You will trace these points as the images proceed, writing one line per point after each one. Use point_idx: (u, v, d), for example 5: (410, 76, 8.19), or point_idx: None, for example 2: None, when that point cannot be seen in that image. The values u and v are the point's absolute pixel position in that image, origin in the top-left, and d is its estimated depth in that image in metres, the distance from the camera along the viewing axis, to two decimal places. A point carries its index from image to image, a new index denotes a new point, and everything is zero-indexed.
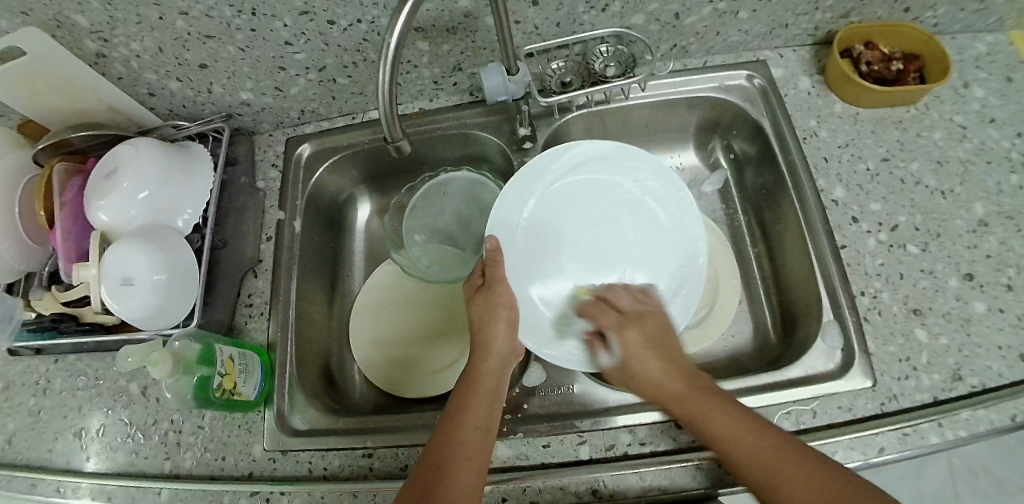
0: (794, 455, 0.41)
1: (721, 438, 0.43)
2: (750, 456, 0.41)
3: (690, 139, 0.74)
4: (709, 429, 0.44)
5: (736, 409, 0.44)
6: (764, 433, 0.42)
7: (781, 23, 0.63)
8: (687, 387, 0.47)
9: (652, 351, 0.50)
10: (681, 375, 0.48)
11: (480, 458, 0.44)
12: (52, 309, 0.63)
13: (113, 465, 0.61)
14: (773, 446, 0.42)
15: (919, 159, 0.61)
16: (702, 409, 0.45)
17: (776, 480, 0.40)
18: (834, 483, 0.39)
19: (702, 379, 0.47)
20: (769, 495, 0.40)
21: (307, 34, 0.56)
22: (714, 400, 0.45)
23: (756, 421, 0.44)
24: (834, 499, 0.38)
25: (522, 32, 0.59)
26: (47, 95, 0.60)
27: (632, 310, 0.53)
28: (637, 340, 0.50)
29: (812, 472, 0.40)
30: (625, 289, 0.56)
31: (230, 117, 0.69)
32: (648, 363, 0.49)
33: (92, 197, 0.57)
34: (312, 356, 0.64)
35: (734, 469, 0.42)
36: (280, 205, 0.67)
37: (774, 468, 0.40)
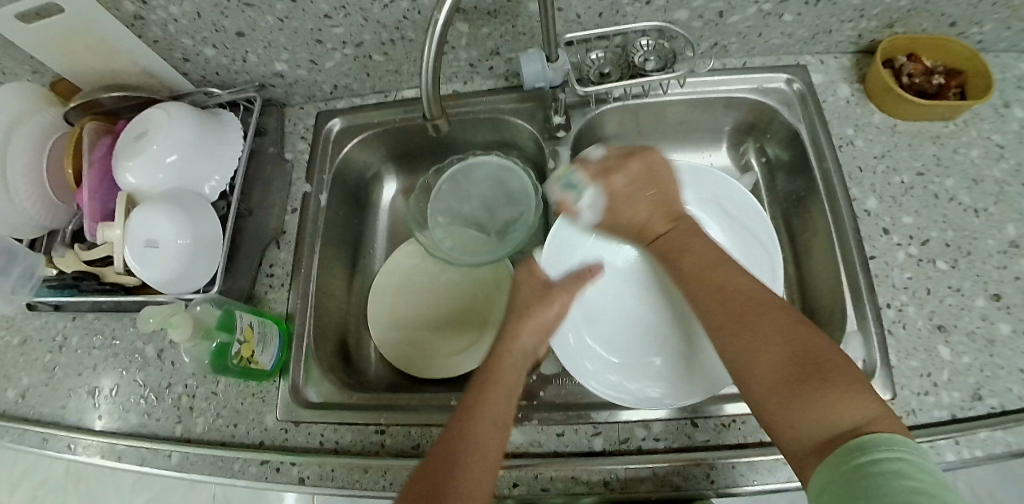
0: (776, 312, 0.41)
1: (693, 265, 0.47)
2: (717, 288, 0.44)
3: (723, 140, 0.73)
4: (683, 261, 0.49)
5: (736, 310, 0.42)
6: (761, 335, 0.40)
7: (825, 29, 0.62)
8: (711, 291, 0.44)
9: (643, 187, 0.54)
10: (665, 217, 0.53)
11: (493, 454, 0.43)
12: (74, 267, 0.63)
13: (125, 425, 0.62)
14: (755, 301, 0.42)
15: (954, 175, 0.60)
16: (690, 242, 0.50)
17: (742, 323, 0.41)
18: (805, 352, 0.38)
19: (714, 273, 0.45)
20: (730, 348, 0.41)
21: (346, 9, 0.55)
22: (697, 237, 0.50)
23: (748, 279, 0.44)
24: (790, 364, 0.38)
25: (563, 20, 0.58)
26: (83, 52, 0.60)
27: (643, 216, 0.54)
28: (637, 170, 0.54)
29: (785, 333, 0.39)
30: (642, 189, 0.54)
31: (263, 87, 0.69)
32: (637, 203, 0.54)
33: (120, 158, 0.58)
34: (329, 330, 0.64)
35: (697, 300, 0.45)
36: (307, 178, 0.67)
37: (749, 315, 0.41)
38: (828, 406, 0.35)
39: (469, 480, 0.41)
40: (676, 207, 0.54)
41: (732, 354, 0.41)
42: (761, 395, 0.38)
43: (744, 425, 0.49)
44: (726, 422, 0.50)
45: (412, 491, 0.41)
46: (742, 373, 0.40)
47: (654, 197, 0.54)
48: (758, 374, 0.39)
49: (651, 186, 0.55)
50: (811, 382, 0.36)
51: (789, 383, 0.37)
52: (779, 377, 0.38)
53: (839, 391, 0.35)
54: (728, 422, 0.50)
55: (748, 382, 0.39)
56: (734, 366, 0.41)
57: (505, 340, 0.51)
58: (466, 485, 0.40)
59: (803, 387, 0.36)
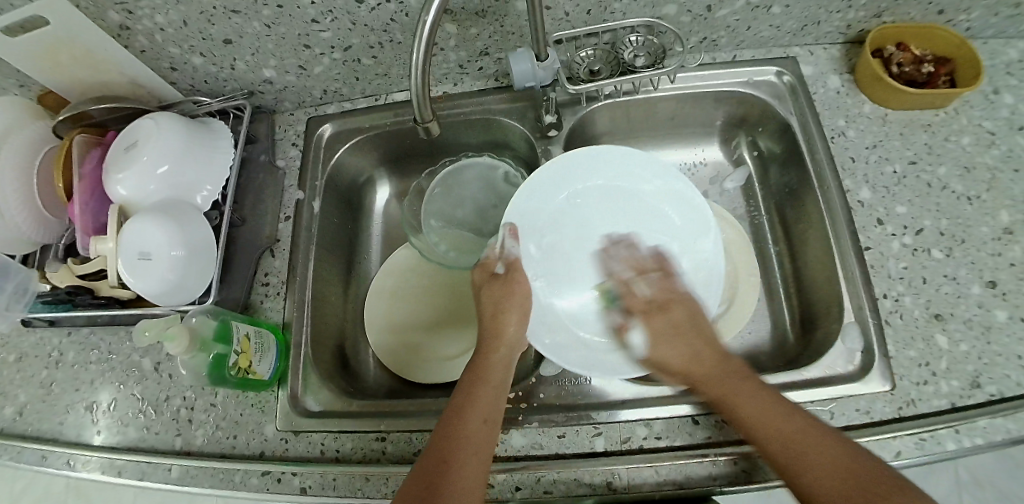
0: (807, 423, 0.42)
1: (758, 416, 0.43)
2: (765, 424, 0.42)
3: (715, 134, 0.73)
4: (743, 412, 0.43)
5: (799, 454, 0.40)
6: (824, 474, 0.39)
7: (813, 20, 0.62)
8: (785, 442, 0.41)
9: (676, 339, 0.49)
10: (707, 354, 0.48)
11: (483, 454, 0.44)
12: (67, 282, 0.62)
13: (124, 440, 0.61)
14: (788, 415, 0.42)
15: (947, 163, 0.60)
16: (726, 382, 0.46)
17: (797, 446, 0.40)
18: (850, 462, 0.39)
19: (768, 414, 0.42)
20: (796, 469, 0.40)
21: (334, 13, 0.55)
22: (728, 370, 0.47)
23: (775, 396, 0.44)
24: (847, 479, 0.38)
25: (552, 19, 0.58)
26: (69, 64, 0.59)
27: (692, 365, 0.48)
28: (665, 327, 0.50)
29: (830, 448, 0.40)
30: (684, 341, 0.49)
31: (252, 94, 0.69)
32: (675, 343, 0.49)
33: (110, 170, 0.57)
34: (326, 337, 0.64)
35: (754, 440, 0.42)
36: (299, 185, 0.67)
37: (792, 433, 0.41)
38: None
39: (461, 480, 0.41)
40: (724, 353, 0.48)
41: (807, 479, 0.39)
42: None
43: None
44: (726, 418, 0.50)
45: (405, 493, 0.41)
46: (813, 494, 0.38)
47: (703, 340, 0.49)
48: (819, 484, 0.38)
49: (696, 335, 0.49)
50: (859, 489, 0.37)
51: (856, 496, 0.37)
52: (838, 488, 0.38)
53: (895, 493, 0.37)
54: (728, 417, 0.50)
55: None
56: (807, 493, 0.39)
57: (490, 337, 0.52)
58: (458, 483, 0.41)
59: None
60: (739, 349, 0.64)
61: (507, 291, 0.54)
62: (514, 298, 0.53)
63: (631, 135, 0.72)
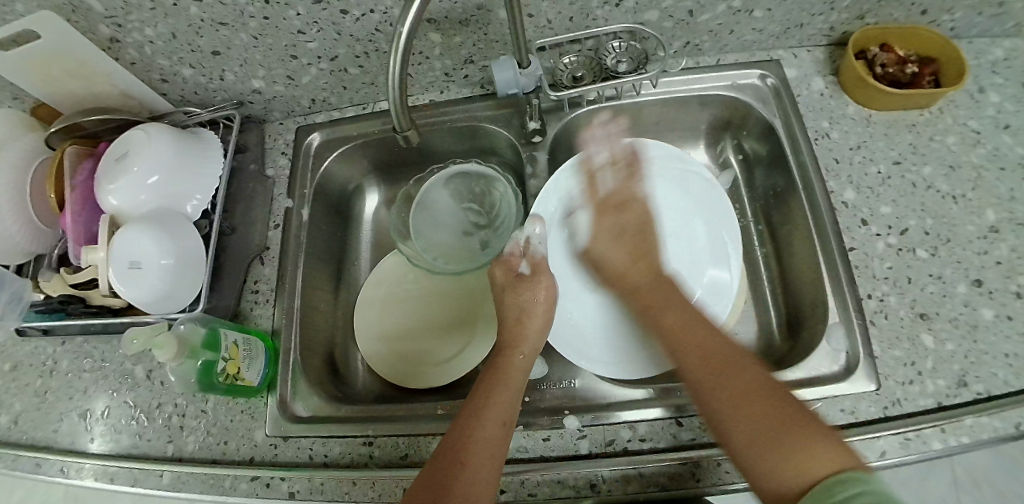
0: (757, 384, 0.41)
1: (668, 327, 0.48)
2: (715, 361, 0.44)
3: (701, 138, 0.74)
4: (666, 316, 0.49)
5: (720, 373, 0.43)
6: (739, 389, 0.41)
7: (796, 23, 0.63)
8: (700, 354, 0.45)
9: (620, 239, 0.57)
10: (646, 271, 0.54)
11: (498, 449, 0.45)
12: (60, 291, 0.62)
13: (117, 447, 0.62)
14: (728, 357, 0.44)
15: (931, 163, 0.60)
16: (661, 299, 0.51)
17: (711, 371, 0.43)
18: (772, 399, 0.40)
19: (695, 339, 0.46)
20: (709, 395, 0.42)
21: (319, 24, 0.56)
22: (668, 294, 0.51)
23: (735, 347, 0.45)
24: (762, 413, 0.39)
25: (535, 26, 0.59)
26: (59, 77, 0.60)
27: (625, 266, 0.55)
28: (612, 224, 0.58)
29: (758, 400, 0.40)
30: (622, 239, 0.57)
31: (242, 105, 0.69)
32: (619, 246, 0.57)
33: (101, 180, 0.58)
34: (316, 344, 0.65)
35: (677, 357, 0.46)
36: (288, 194, 0.68)
37: (718, 365, 0.43)
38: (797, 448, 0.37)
39: (477, 475, 0.43)
40: (659, 266, 0.55)
41: (714, 391, 0.42)
42: (735, 433, 0.40)
43: None
44: None
45: (417, 492, 0.42)
46: (717, 418, 0.41)
47: (637, 248, 0.56)
48: (730, 420, 0.40)
49: (637, 238, 0.57)
50: (783, 434, 0.38)
51: (767, 438, 0.38)
52: (757, 432, 0.39)
53: (823, 438, 0.37)
54: None
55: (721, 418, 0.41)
56: (707, 403, 0.42)
57: (512, 339, 0.54)
58: (471, 479, 0.42)
59: (775, 442, 0.38)
60: None
61: (528, 291, 0.56)
62: (535, 300, 0.55)
63: None
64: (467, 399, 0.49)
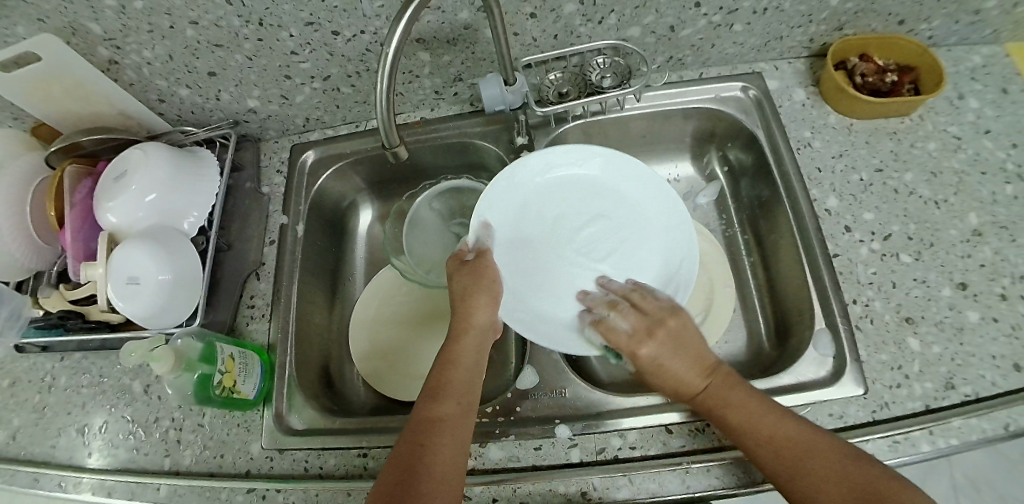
0: (843, 468, 0.41)
1: (743, 426, 0.45)
2: (779, 446, 0.43)
3: (687, 150, 0.75)
4: (731, 420, 0.46)
5: (799, 456, 0.42)
6: (821, 463, 0.41)
7: (775, 36, 0.64)
8: (780, 425, 0.44)
9: (676, 356, 0.49)
10: (704, 373, 0.49)
11: (459, 446, 0.45)
12: (59, 307, 0.63)
13: (114, 461, 0.63)
14: (797, 429, 0.44)
15: (913, 169, 0.62)
16: (729, 401, 0.47)
17: (804, 470, 0.41)
18: (857, 469, 0.41)
19: (767, 420, 0.44)
20: (798, 481, 0.41)
21: (312, 45, 0.57)
22: (734, 391, 0.47)
23: (786, 418, 0.44)
24: (847, 489, 0.40)
25: (521, 44, 0.61)
26: (59, 98, 0.62)
27: (681, 380, 0.49)
28: (661, 346, 0.49)
29: (838, 471, 0.41)
30: (676, 357, 0.49)
31: (237, 124, 0.71)
32: (679, 365, 0.49)
33: (100, 199, 0.59)
34: (311, 357, 0.65)
35: (757, 456, 0.44)
36: (283, 210, 0.69)
37: (802, 461, 0.42)
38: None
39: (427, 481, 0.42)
40: (708, 353, 0.50)
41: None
42: None
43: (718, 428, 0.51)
44: (699, 426, 0.51)
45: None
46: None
47: (694, 357, 0.49)
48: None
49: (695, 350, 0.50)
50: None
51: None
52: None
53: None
54: (701, 425, 0.51)
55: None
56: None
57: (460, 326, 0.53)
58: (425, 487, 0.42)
59: None
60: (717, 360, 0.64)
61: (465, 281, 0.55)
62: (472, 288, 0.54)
63: None
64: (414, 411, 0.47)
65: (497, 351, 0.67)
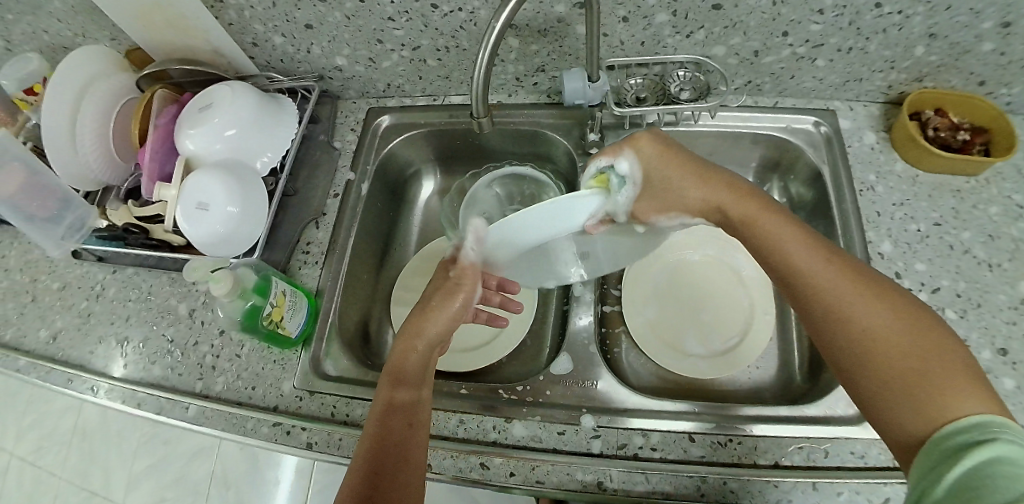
0: (891, 324, 0.36)
1: (781, 262, 0.43)
2: (812, 285, 0.40)
3: (748, 175, 0.76)
4: (771, 251, 0.44)
5: (834, 293, 0.39)
6: (857, 306, 0.38)
7: (856, 77, 0.65)
8: (821, 262, 0.41)
9: (687, 172, 0.49)
10: (726, 193, 0.47)
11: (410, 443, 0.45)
12: (125, 220, 0.66)
13: (148, 376, 0.65)
14: (847, 271, 0.40)
15: (971, 229, 0.61)
16: (766, 232, 0.44)
17: (841, 307, 0.38)
18: (904, 320, 0.37)
19: (809, 254, 0.41)
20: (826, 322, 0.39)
21: (409, 14, 0.59)
22: (778, 224, 0.44)
23: (832, 260, 0.41)
24: (891, 336, 0.36)
25: (608, 45, 0.62)
26: (162, 26, 0.65)
27: (699, 201, 0.49)
28: (671, 157, 0.49)
29: (876, 319, 0.37)
30: (689, 171, 0.49)
31: (322, 78, 0.74)
32: (687, 180, 0.49)
33: (184, 125, 0.62)
34: (353, 310, 0.68)
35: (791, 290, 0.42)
36: (351, 167, 0.72)
37: (840, 299, 0.39)
38: (945, 407, 0.32)
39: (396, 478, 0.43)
40: (741, 183, 0.48)
41: (841, 355, 0.38)
42: (869, 386, 0.36)
43: (740, 445, 0.51)
44: (722, 440, 0.52)
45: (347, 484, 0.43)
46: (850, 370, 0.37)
47: (707, 181, 0.48)
48: (862, 374, 0.36)
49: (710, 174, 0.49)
50: (916, 371, 0.34)
51: (898, 385, 0.35)
52: (882, 365, 0.36)
53: (952, 376, 0.33)
54: (724, 440, 0.52)
55: (858, 381, 0.37)
56: (843, 361, 0.38)
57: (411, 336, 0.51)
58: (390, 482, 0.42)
59: (920, 381, 0.34)
60: (746, 382, 0.63)
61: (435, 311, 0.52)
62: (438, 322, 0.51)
63: None
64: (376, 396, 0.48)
65: (532, 337, 0.69)
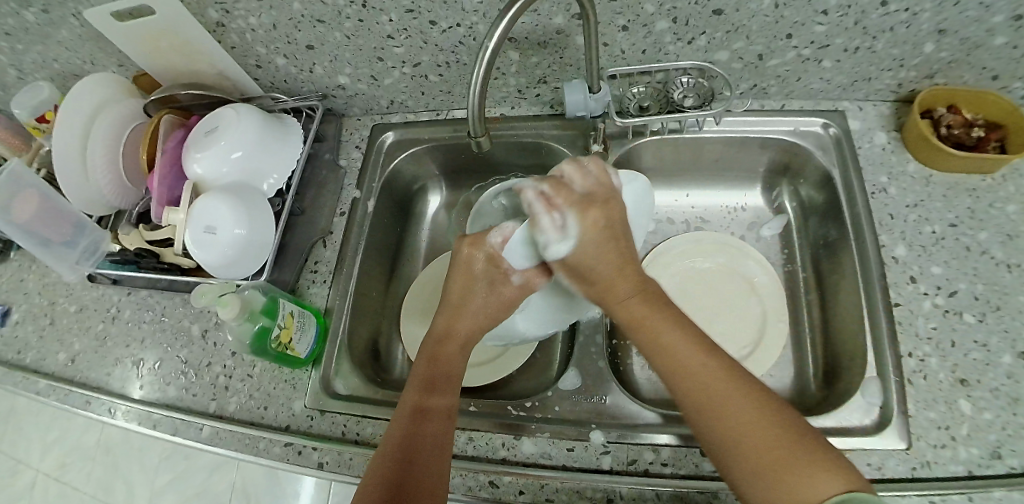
0: (755, 414, 0.39)
1: (664, 349, 0.44)
2: (691, 382, 0.42)
3: (758, 180, 0.76)
4: (655, 343, 0.45)
5: (709, 386, 0.41)
6: (729, 399, 0.40)
7: (864, 77, 0.64)
8: (698, 356, 0.43)
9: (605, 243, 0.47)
10: (632, 276, 0.48)
11: (444, 440, 0.46)
12: (137, 244, 0.68)
13: (163, 397, 0.66)
14: (715, 369, 0.42)
15: (988, 229, 0.60)
16: (649, 321, 0.46)
17: (720, 402, 0.40)
18: (768, 410, 0.39)
19: (677, 352, 0.44)
20: (701, 419, 0.41)
21: (407, 31, 0.59)
22: (660, 316, 0.46)
23: (707, 353, 0.43)
24: (760, 431, 0.38)
25: (609, 55, 0.62)
26: (167, 51, 0.66)
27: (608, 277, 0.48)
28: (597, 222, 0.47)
29: (745, 414, 0.39)
30: (604, 241, 0.47)
31: (326, 97, 0.74)
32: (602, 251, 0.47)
33: (191, 149, 0.62)
34: (362, 328, 0.68)
35: (671, 387, 0.43)
36: (357, 185, 0.72)
37: (722, 394, 0.40)
38: (812, 494, 0.35)
39: (429, 471, 0.43)
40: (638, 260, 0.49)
41: (717, 447, 0.40)
42: (738, 474, 0.39)
43: None
44: None
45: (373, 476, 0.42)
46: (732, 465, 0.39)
47: (620, 250, 0.48)
48: (742, 469, 0.38)
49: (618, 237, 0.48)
50: (788, 466, 0.36)
51: (769, 475, 0.37)
52: (759, 460, 0.37)
53: (816, 463, 0.36)
54: None
55: (733, 465, 0.39)
56: (716, 448, 0.40)
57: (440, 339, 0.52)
58: (424, 474, 0.43)
59: (788, 463, 0.37)
60: None
61: (488, 295, 0.53)
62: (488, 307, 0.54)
63: (676, 172, 0.76)
64: (403, 396, 0.48)
65: (541, 351, 0.69)
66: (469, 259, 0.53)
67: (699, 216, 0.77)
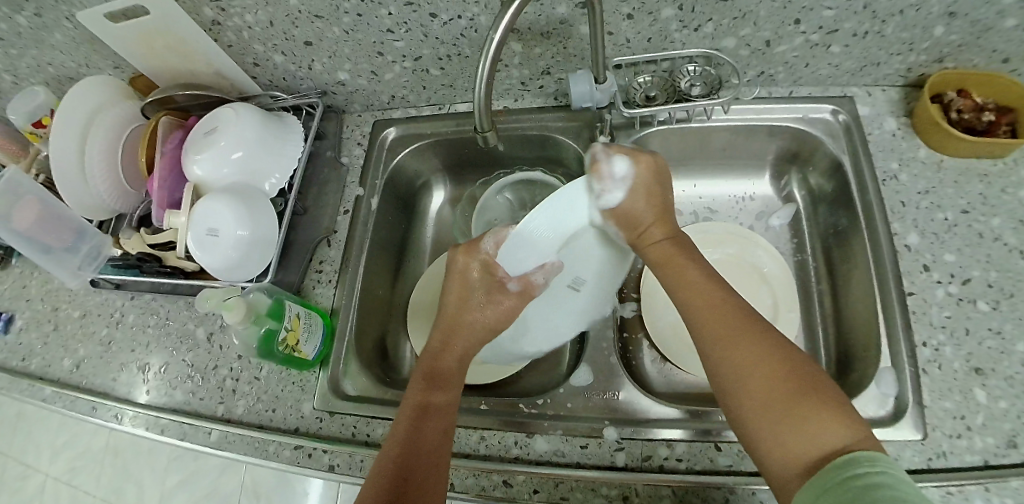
0: (772, 352, 0.40)
1: (687, 287, 0.47)
2: (712, 312, 0.44)
3: (766, 168, 0.75)
4: (682, 278, 0.47)
5: (731, 322, 0.42)
6: (750, 335, 0.41)
7: (873, 62, 0.62)
8: (721, 298, 0.44)
9: (650, 195, 0.50)
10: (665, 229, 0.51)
11: (440, 450, 0.46)
12: (138, 249, 0.67)
13: (171, 401, 0.66)
14: (738, 308, 0.44)
15: (1001, 215, 0.59)
16: (681, 261, 0.49)
17: (738, 339, 0.41)
18: (790, 354, 0.40)
19: (703, 288, 0.46)
20: (716, 347, 0.42)
21: (408, 25, 0.58)
22: (689, 259, 0.49)
23: (736, 297, 0.45)
24: (774, 368, 0.39)
25: (614, 44, 0.61)
26: (163, 52, 0.65)
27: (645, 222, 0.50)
28: (648, 172, 0.50)
29: (761, 350, 0.40)
30: (645, 193, 0.50)
31: (325, 94, 0.73)
32: (642, 201, 0.50)
33: (190, 151, 0.61)
34: (369, 328, 0.67)
35: (690, 315, 0.45)
36: (360, 182, 0.71)
37: (739, 332, 0.42)
38: (819, 435, 0.35)
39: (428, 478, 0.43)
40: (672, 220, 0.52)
41: (727, 379, 0.41)
42: (744, 411, 0.39)
43: None
44: None
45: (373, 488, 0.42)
46: (736, 399, 0.40)
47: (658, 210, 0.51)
48: (747, 404, 0.39)
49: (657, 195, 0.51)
50: (797, 401, 0.37)
51: (779, 413, 0.37)
52: (770, 399, 0.38)
53: (829, 409, 0.36)
54: None
55: (738, 398, 0.39)
56: (724, 380, 0.41)
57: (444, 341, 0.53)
58: (422, 482, 0.43)
59: (795, 405, 0.37)
60: None
61: (484, 306, 0.53)
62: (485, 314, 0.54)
63: (682, 161, 0.75)
64: (408, 395, 0.49)
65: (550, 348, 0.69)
66: (465, 268, 0.53)
67: (707, 206, 0.76)
